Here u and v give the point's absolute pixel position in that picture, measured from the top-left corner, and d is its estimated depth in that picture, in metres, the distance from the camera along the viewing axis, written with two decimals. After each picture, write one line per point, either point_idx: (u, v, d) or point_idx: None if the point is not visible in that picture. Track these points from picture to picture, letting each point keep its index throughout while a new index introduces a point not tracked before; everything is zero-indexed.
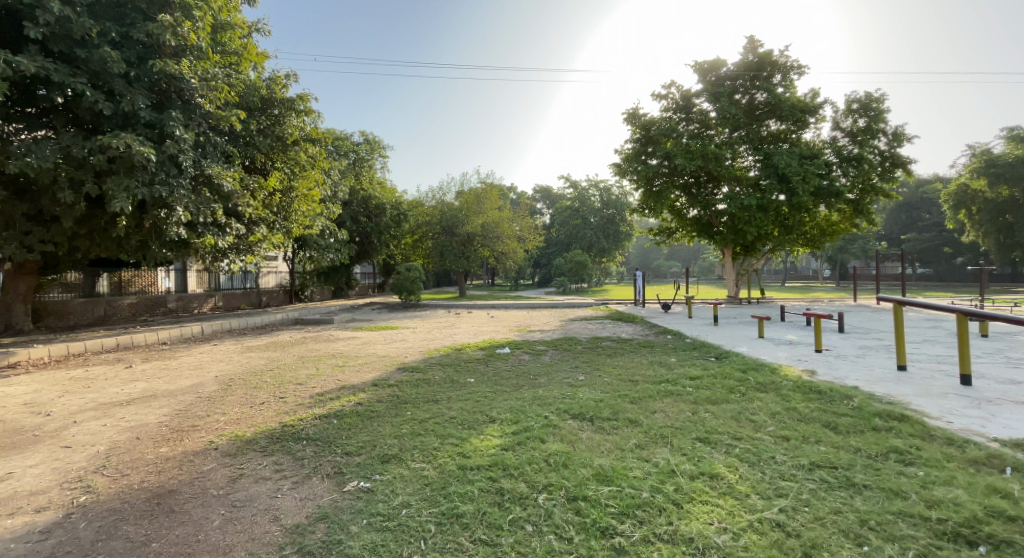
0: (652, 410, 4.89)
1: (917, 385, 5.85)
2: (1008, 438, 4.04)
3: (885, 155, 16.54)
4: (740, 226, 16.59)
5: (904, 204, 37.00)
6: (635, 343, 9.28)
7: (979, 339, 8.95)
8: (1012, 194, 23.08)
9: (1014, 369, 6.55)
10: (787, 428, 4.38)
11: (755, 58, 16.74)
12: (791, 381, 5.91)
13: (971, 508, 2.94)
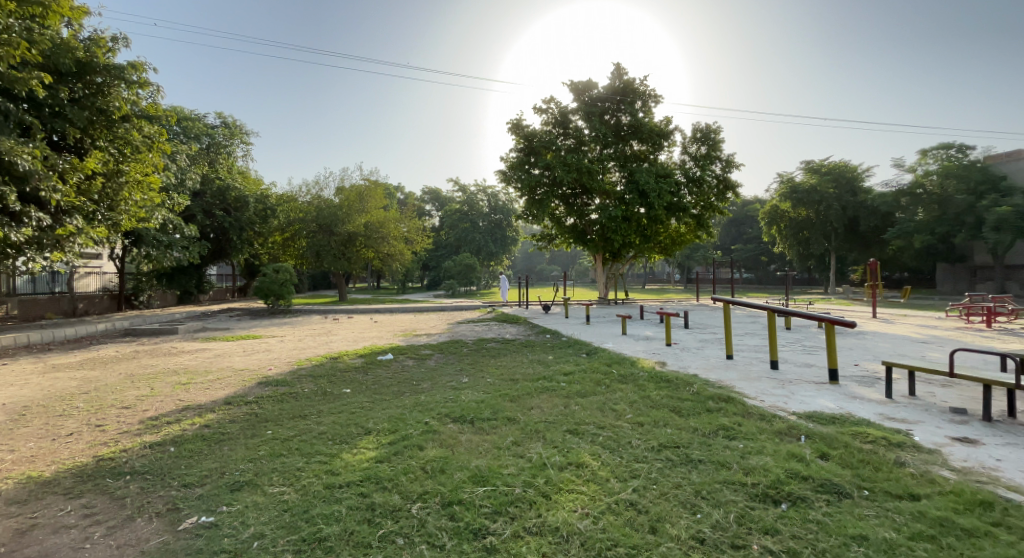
0: (529, 407, 5.02)
1: (741, 371, 6.87)
2: (803, 411, 4.90)
3: (720, 178, 19.32)
4: (608, 236, 18.17)
5: (734, 220, 43.69)
6: (517, 343, 9.53)
7: (785, 331, 10.86)
8: (808, 215, 28.63)
9: (809, 354, 8.03)
10: (642, 414, 4.81)
11: (620, 84, 18.41)
12: (647, 372, 6.55)
13: (777, 472, 3.48)
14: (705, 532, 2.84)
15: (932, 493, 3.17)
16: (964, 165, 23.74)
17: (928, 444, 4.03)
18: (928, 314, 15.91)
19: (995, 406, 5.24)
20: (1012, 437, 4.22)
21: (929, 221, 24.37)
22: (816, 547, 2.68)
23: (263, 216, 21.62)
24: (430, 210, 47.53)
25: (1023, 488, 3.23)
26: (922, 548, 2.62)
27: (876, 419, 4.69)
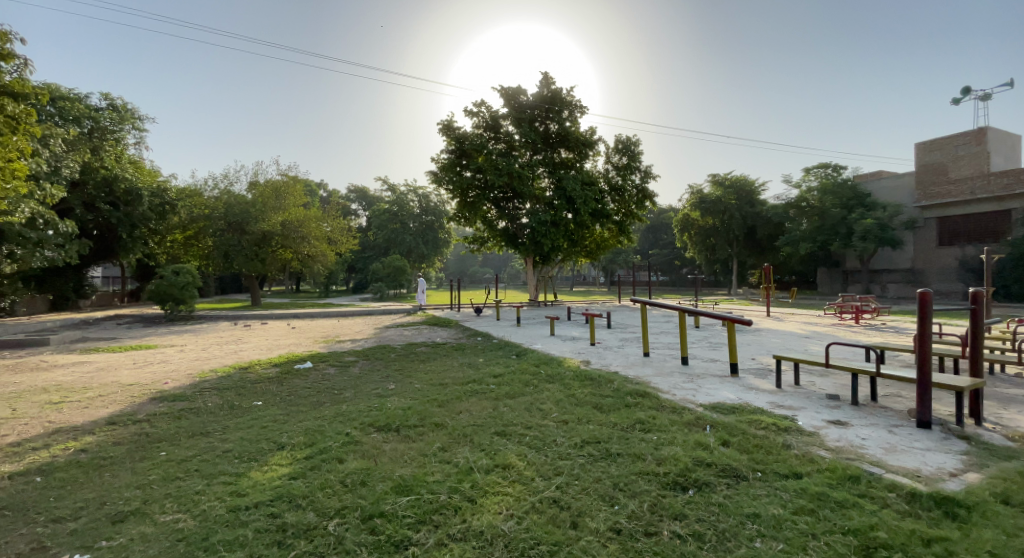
0: (458, 411, 4.98)
1: (657, 367, 7.30)
2: (709, 403, 5.30)
3: (640, 188, 20.42)
4: (538, 239, 18.43)
5: (651, 226, 46.30)
6: (447, 346, 9.38)
7: (696, 330, 11.68)
8: (713, 223, 31.14)
9: (716, 351, 8.70)
10: (567, 412, 4.94)
11: (548, 93, 18.63)
12: (572, 371, 6.74)
13: (686, 460, 3.73)
14: (622, 523, 2.97)
15: (813, 471, 3.56)
16: (839, 182, 27.02)
17: (810, 427, 4.54)
18: (812, 312, 17.88)
19: (863, 392, 6.01)
20: (874, 418, 4.87)
21: (812, 231, 27.41)
22: (719, 528, 2.91)
23: (160, 211, 19.50)
24: (357, 210, 45.47)
25: (881, 461, 3.74)
26: (805, 521, 2.94)
27: (770, 407, 5.19)
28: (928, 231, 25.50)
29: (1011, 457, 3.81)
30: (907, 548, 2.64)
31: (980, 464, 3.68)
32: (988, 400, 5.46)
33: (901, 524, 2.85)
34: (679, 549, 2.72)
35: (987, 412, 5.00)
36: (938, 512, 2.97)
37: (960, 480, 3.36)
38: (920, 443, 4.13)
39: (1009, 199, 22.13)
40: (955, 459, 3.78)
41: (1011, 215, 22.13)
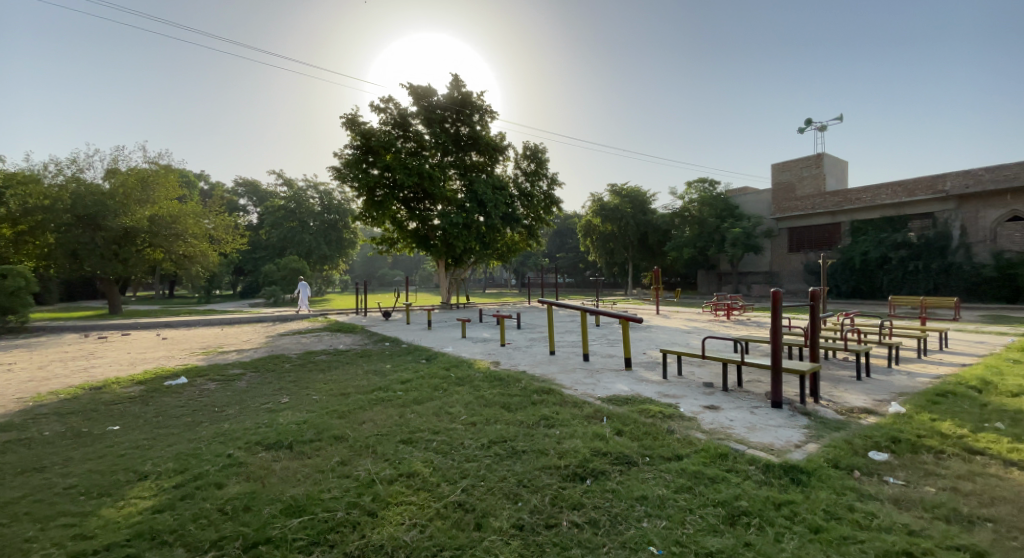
0: (360, 421, 4.77)
1: (561, 365, 7.58)
2: (605, 396, 5.64)
3: (546, 194, 21.11)
4: (450, 241, 18.08)
5: (558, 231, 47.89)
6: (350, 353, 8.92)
7: (598, 328, 12.33)
8: (611, 230, 33.21)
9: (614, 347, 9.26)
10: (475, 414, 4.95)
11: (459, 95, 18.42)
12: (481, 372, 6.77)
13: (586, 452, 3.93)
14: (524, 518, 3.06)
15: (691, 452, 3.94)
16: (714, 196, 30.23)
17: (689, 413, 5.02)
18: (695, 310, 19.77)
19: (733, 379, 6.77)
20: (740, 401, 5.52)
21: (693, 238, 30.30)
22: (612, 513, 3.11)
23: None
24: (246, 206, 41.47)
25: (745, 439, 4.25)
26: (684, 498, 3.24)
27: (658, 397, 5.65)
28: (783, 239, 29.40)
29: (840, 427, 4.55)
30: (764, 513, 3.02)
31: (817, 435, 4.34)
32: (824, 381, 6.46)
33: (758, 493, 3.26)
34: (576, 537, 2.87)
35: (824, 391, 5.91)
36: (787, 479, 3.45)
37: (803, 450, 3.93)
38: (774, 421, 4.76)
39: (840, 213, 26.45)
40: (801, 433, 4.42)
41: (841, 227, 26.52)
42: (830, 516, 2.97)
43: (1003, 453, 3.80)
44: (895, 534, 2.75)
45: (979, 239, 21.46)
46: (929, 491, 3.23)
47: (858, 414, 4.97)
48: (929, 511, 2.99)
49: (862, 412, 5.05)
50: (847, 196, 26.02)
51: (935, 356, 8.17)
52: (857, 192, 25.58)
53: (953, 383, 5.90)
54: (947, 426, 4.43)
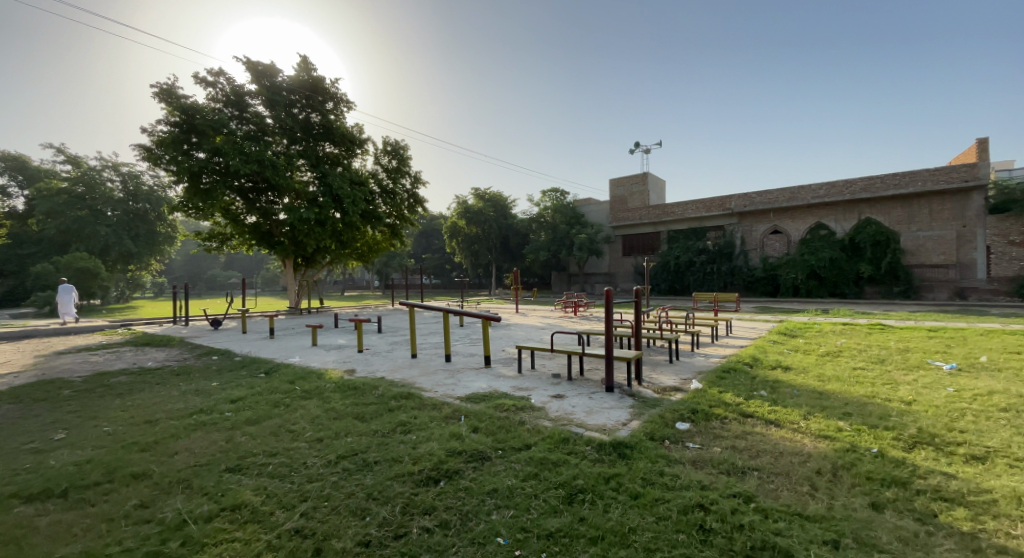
0: (172, 452, 4.06)
1: (421, 367, 7.38)
2: (463, 395, 5.69)
3: (411, 193, 19.94)
4: (300, 238, 16.34)
5: (424, 231, 46.28)
6: (164, 372, 7.52)
7: (459, 328, 12.35)
8: (476, 232, 33.31)
9: (475, 346, 9.36)
10: (322, 428, 4.55)
11: (309, 79, 16.85)
12: (332, 382, 6.27)
13: (441, 455, 3.88)
14: (370, 533, 2.92)
15: (539, 440, 4.18)
16: (565, 205, 32.64)
17: (539, 404, 5.32)
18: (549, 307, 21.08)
19: (578, 369, 7.37)
20: (582, 389, 6.04)
21: (548, 242, 32.27)
22: (461, 511, 3.14)
23: None
24: (5, 185, 32.22)
25: (585, 422, 4.65)
26: (530, 485, 3.41)
27: (513, 392, 5.85)
28: (617, 244, 32.99)
29: (657, 404, 5.26)
30: (597, 489, 3.33)
31: (640, 413, 4.96)
32: (646, 366, 7.43)
33: (593, 470, 3.59)
34: (425, 543, 2.83)
35: (645, 374, 6.79)
36: (616, 454, 3.86)
37: (630, 427, 4.45)
38: (609, 403, 5.32)
39: (660, 224, 30.58)
40: (629, 412, 5.01)
41: (661, 236, 30.61)
42: (647, 482, 3.40)
43: (766, 413, 4.79)
44: (694, 490, 3.25)
45: (754, 246, 26.83)
46: (719, 451, 3.91)
47: (670, 392, 5.82)
48: (719, 467, 3.61)
49: (673, 389, 5.93)
50: (665, 210, 30.32)
51: (727, 340, 9.95)
52: (672, 207, 30.02)
53: (735, 361, 7.27)
54: (730, 396, 5.43)
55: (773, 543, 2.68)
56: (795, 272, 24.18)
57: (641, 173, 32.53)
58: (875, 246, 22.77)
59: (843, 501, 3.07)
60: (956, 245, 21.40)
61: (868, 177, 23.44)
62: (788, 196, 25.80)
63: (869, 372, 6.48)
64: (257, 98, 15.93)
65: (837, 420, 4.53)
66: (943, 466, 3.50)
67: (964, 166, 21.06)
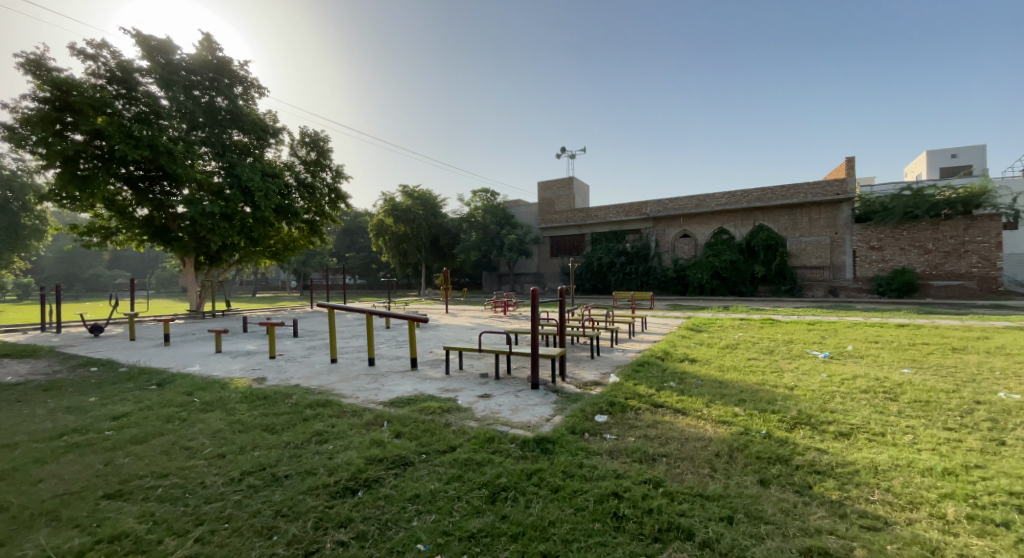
0: (35, 481, 3.54)
1: (340, 373, 7.03)
2: (386, 399, 5.49)
3: (331, 187, 18.95)
4: (202, 234, 14.88)
5: (346, 229, 43.73)
6: (29, 388, 6.53)
7: (383, 331, 11.96)
8: (405, 230, 31.73)
9: (399, 349, 9.09)
10: (225, 443, 4.19)
11: (214, 60, 15.66)
12: (239, 392, 5.79)
13: (358, 463, 3.71)
14: (277, 553, 2.74)
15: (463, 441, 4.13)
16: (495, 205, 32.91)
17: (465, 404, 5.27)
18: (477, 307, 21.04)
19: (505, 368, 7.41)
20: (509, 387, 6.07)
21: (479, 242, 32.09)
22: (379, 521, 3.03)
23: None
24: None
25: (510, 421, 4.68)
26: (452, 487, 3.36)
27: (439, 394, 5.75)
28: (546, 245, 33.67)
29: (579, 399, 5.43)
30: (519, 486, 3.35)
31: (563, 408, 5.08)
32: (569, 362, 7.64)
33: (516, 467, 3.61)
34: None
35: (569, 370, 6.98)
36: (538, 451, 3.92)
37: (553, 423, 4.55)
38: (534, 400, 5.39)
39: (585, 227, 31.63)
40: (552, 408, 5.11)
41: (585, 237, 31.70)
42: (566, 476, 3.48)
43: (675, 402, 5.11)
44: (609, 480, 3.38)
45: (667, 248, 28.60)
46: (633, 440, 4.10)
47: (592, 386, 6.03)
48: (632, 456, 3.78)
49: (594, 384, 6.14)
50: (589, 214, 31.37)
51: (644, 336, 10.52)
52: (596, 211, 31.16)
53: (649, 355, 7.70)
54: (645, 387, 5.74)
55: (677, 524, 2.84)
56: (701, 273, 26.07)
57: (567, 177, 33.31)
58: (767, 250, 25.01)
59: (739, 480, 3.34)
60: (830, 249, 24.29)
61: (761, 188, 25.86)
62: (695, 202, 27.79)
63: (761, 362, 7.17)
64: (151, 75, 14.23)
65: (735, 406, 4.94)
66: (819, 442, 3.93)
67: (835, 182, 23.97)
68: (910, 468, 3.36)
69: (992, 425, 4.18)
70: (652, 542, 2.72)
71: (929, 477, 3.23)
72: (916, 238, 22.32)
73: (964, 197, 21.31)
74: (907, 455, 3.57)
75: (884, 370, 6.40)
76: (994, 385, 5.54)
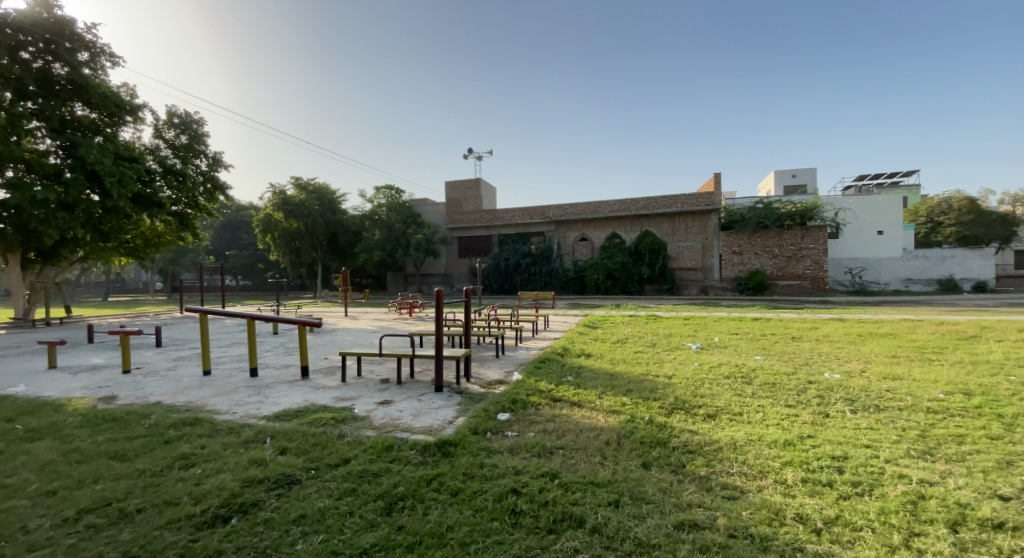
0: None
1: (215, 386, 6.30)
2: (270, 413, 5.01)
3: (206, 176, 16.92)
4: (32, 226, 12.33)
5: (226, 223, 39.41)
6: None
7: (269, 337, 10.98)
8: (298, 226, 29.18)
9: (287, 357, 8.40)
10: (58, 478, 3.54)
11: (50, 19, 12.77)
12: (80, 416, 4.93)
13: (232, 487, 3.34)
14: None
15: (359, 452, 3.91)
16: (400, 202, 30.90)
17: (363, 412, 5.00)
18: (378, 309, 20.19)
19: (406, 372, 7.18)
20: (410, 392, 5.89)
21: (382, 241, 29.78)
22: (258, 550, 2.76)
23: None
24: None
25: (411, 426, 4.53)
26: (345, 502, 3.17)
27: (332, 403, 5.38)
28: (453, 245, 33.21)
29: (482, 399, 5.43)
30: (418, 493, 3.26)
31: (466, 410, 5.03)
32: (473, 362, 7.61)
33: (414, 475, 3.50)
34: None
35: (473, 370, 6.96)
36: (439, 455, 3.85)
37: (455, 425, 4.50)
38: (436, 404, 5.29)
39: (491, 228, 31.83)
40: (455, 410, 5.05)
41: (492, 239, 31.97)
42: (467, 477, 3.46)
43: (573, 396, 5.33)
44: (508, 477, 3.42)
45: (568, 250, 29.91)
46: (533, 436, 4.20)
47: (495, 385, 6.07)
48: (532, 451, 3.87)
49: (498, 382, 6.20)
50: (495, 215, 31.60)
51: (546, 334, 10.84)
52: (502, 213, 31.43)
53: (550, 352, 7.95)
54: (545, 383, 5.91)
55: (570, 513, 2.95)
56: (597, 274, 27.75)
57: (475, 179, 33.12)
58: (652, 253, 27.25)
59: (625, 465, 3.57)
60: (701, 253, 27.12)
61: (647, 197, 28.07)
62: (592, 209, 29.37)
63: (646, 354, 7.78)
64: None
65: (624, 396, 5.28)
66: (692, 425, 4.35)
67: (705, 194, 26.76)
68: (760, 442, 3.85)
69: (820, 400, 4.95)
70: (547, 534, 2.80)
71: (774, 449, 3.72)
72: (768, 245, 25.78)
73: (801, 210, 25.10)
74: (760, 431, 4.09)
75: (743, 358, 7.31)
76: (822, 366, 6.62)
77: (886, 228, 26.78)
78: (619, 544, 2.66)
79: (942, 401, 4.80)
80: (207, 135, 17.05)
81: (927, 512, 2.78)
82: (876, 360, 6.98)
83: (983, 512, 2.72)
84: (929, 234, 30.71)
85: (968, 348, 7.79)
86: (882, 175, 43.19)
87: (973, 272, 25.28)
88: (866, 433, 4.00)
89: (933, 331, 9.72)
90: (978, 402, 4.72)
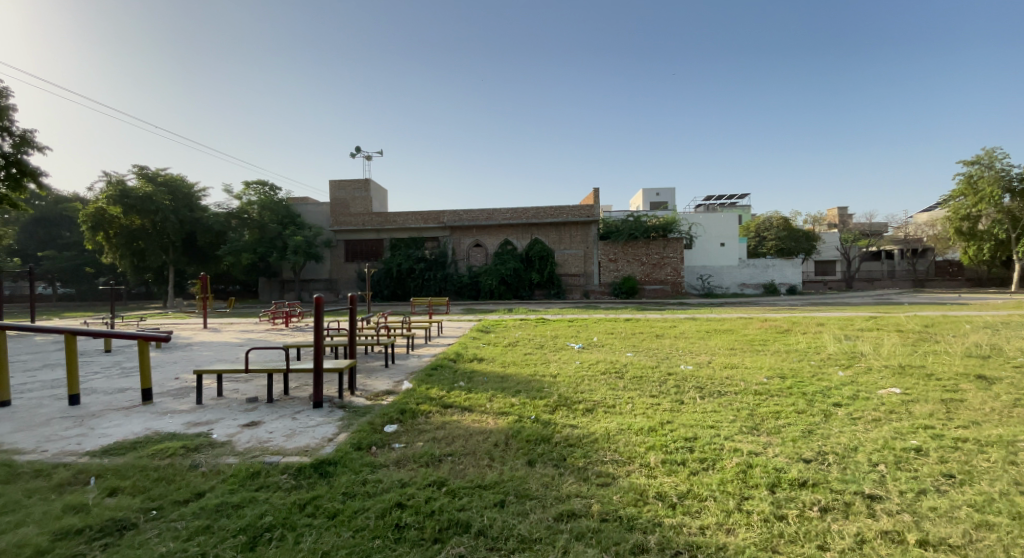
0: None
1: (18, 420, 5.13)
2: (97, 448, 4.22)
3: (9, 158, 13.75)
4: None
5: (40, 218, 32.50)
6: None
7: (101, 355, 9.29)
8: (143, 223, 24.89)
9: (125, 379, 7.18)
10: None
11: None
12: None
13: (36, 542, 2.74)
14: None
15: (216, 483, 3.46)
16: (275, 201, 28.34)
17: (223, 437, 4.45)
18: (243, 320, 18.14)
19: (275, 388, 6.58)
20: (283, 410, 5.39)
21: (252, 243, 27.29)
22: None
23: None
24: None
25: (283, 448, 4.14)
26: (195, 544, 2.77)
27: (181, 430, 4.71)
28: (340, 249, 31.17)
29: (367, 412, 5.17)
30: (287, 520, 2.98)
31: (346, 425, 4.74)
32: (359, 373, 7.22)
33: (283, 502, 3.19)
34: None
35: (358, 382, 6.61)
36: (316, 476, 3.56)
37: (334, 443, 4.20)
38: (314, 421, 4.91)
39: (382, 231, 30.57)
40: (335, 426, 4.73)
41: (383, 243, 30.62)
42: (346, 497, 3.25)
43: (462, 401, 5.32)
44: (392, 491, 3.29)
45: (462, 256, 29.99)
46: (421, 446, 4.09)
47: (382, 397, 5.81)
48: (419, 461, 3.78)
49: (385, 393, 5.96)
50: (387, 218, 30.49)
51: (436, 341, 10.68)
52: (394, 216, 30.43)
53: (440, 359, 7.83)
54: (436, 391, 5.81)
55: (455, 521, 2.93)
56: (490, 278, 28.04)
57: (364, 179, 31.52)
58: (541, 260, 28.41)
59: (511, 465, 3.65)
60: (583, 260, 28.94)
61: (537, 206, 29.18)
62: (485, 216, 29.80)
63: (532, 356, 8.07)
64: None
65: (512, 397, 5.42)
66: (572, 420, 4.59)
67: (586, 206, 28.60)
68: (628, 430, 4.20)
69: (676, 389, 5.57)
70: (433, 545, 2.74)
71: (640, 436, 4.08)
72: (637, 254, 28.47)
73: (663, 224, 28.14)
74: (629, 421, 4.45)
75: (616, 354, 7.95)
76: (679, 359, 7.48)
77: (727, 240, 31.15)
78: (503, 544, 2.70)
79: (766, 384, 5.68)
80: (12, 109, 13.86)
81: (753, 478, 3.26)
82: (720, 352, 8.03)
83: (794, 474, 3.26)
84: (756, 246, 36.21)
85: (785, 339, 9.34)
86: (722, 196, 50.27)
87: (788, 278, 30.43)
88: (711, 415, 4.57)
89: (760, 326, 11.57)
90: (790, 383, 5.69)
